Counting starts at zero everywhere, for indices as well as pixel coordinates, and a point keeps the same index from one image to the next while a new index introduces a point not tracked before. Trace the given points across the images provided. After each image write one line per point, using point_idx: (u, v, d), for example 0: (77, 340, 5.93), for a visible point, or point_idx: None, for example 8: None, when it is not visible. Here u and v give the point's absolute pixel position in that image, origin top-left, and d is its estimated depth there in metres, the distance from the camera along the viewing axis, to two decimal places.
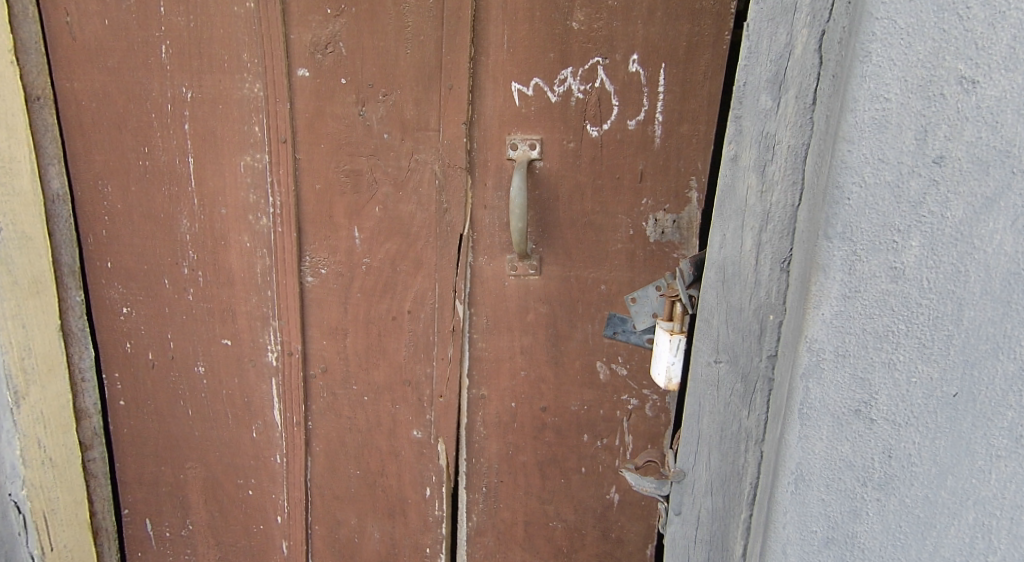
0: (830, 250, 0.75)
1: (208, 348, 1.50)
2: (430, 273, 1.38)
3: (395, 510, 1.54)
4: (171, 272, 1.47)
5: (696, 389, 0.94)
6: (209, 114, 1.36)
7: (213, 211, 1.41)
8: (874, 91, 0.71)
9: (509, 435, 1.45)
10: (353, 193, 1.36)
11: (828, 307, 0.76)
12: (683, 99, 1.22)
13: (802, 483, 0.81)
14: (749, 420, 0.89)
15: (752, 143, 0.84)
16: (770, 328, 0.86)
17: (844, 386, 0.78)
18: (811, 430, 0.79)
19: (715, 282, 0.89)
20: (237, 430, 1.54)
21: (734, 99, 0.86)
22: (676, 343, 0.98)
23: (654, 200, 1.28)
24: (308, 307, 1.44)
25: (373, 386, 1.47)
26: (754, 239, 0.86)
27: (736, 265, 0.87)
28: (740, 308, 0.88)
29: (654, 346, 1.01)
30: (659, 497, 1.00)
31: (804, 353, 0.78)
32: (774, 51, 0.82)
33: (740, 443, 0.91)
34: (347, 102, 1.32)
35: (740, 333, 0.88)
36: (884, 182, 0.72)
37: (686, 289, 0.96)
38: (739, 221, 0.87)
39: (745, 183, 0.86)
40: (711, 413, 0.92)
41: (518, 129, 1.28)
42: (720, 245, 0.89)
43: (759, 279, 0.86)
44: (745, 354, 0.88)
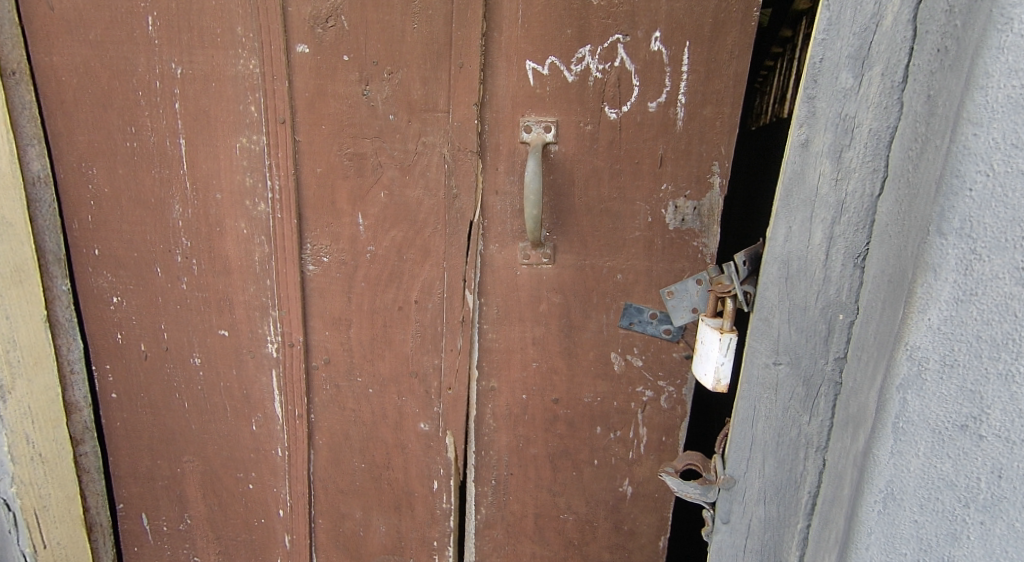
0: (942, 249, 0.73)
1: (205, 338, 1.43)
2: (438, 261, 1.31)
3: (402, 503, 1.50)
4: (163, 259, 1.39)
5: (752, 392, 0.97)
6: (200, 92, 1.27)
7: (207, 196, 1.34)
8: (1011, 65, 0.69)
9: (520, 427, 1.41)
10: (356, 177, 1.29)
11: (936, 313, 0.74)
12: (708, 80, 1.16)
13: (893, 502, 0.80)
14: (809, 426, 0.92)
15: (829, 127, 0.85)
16: (839, 328, 0.88)
17: (946, 398, 0.76)
18: (906, 446, 0.78)
19: (778, 277, 0.92)
20: (237, 423, 1.49)
21: (809, 76, 0.87)
22: (725, 342, 0.97)
23: (674, 186, 1.21)
24: (309, 297, 1.38)
25: (378, 378, 1.41)
26: (824, 231, 0.87)
27: (802, 260, 0.89)
28: (805, 307, 0.90)
29: (702, 343, 1.00)
30: (705, 503, 1.06)
31: (904, 362, 0.76)
32: (859, 23, 0.82)
33: (799, 450, 0.93)
34: (350, 81, 1.24)
35: (804, 333, 0.90)
36: (1014, 170, 0.71)
37: (741, 285, 0.98)
38: (809, 213, 0.88)
39: (818, 170, 0.87)
40: (768, 419, 0.96)
41: (533, 111, 1.21)
42: (785, 238, 0.91)
43: (830, 276, 0.87)
44: (809, 356, 0.90)
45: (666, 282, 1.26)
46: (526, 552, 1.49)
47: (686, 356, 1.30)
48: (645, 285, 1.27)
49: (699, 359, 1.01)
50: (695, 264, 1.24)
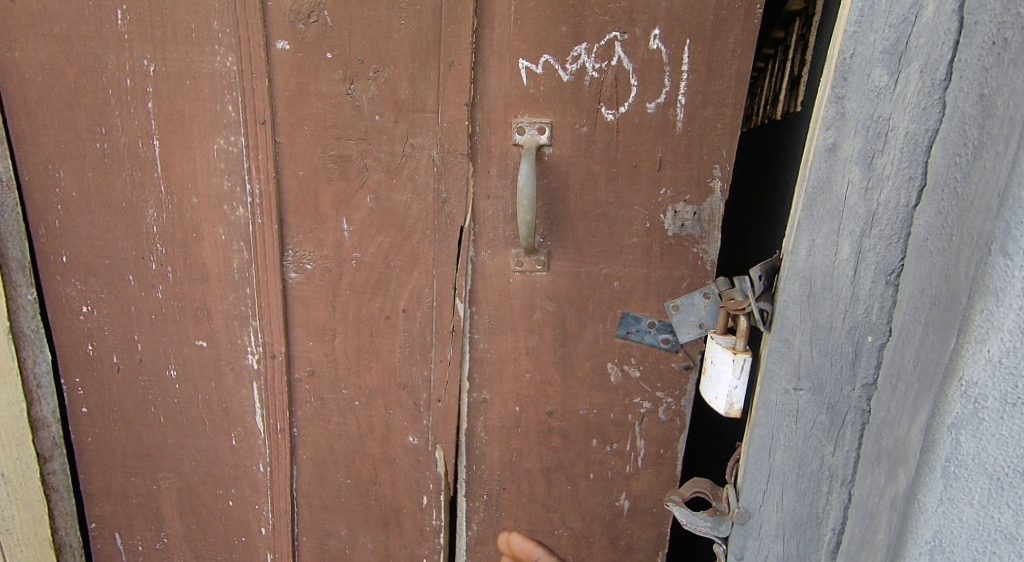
0: (1007, 272, 0.68)
1: (181, 349, 1.37)
2: (427, 269, 1.25)
3: (390, 520, 1.44)
4: (136, 267, 1.32)
5: (770, 420, 0.93)
6: (174, 90, 1.21)
7: (182, 201, 1.27)
8: None
9: (512, 440, 1.36)
10: (341, 180, 1.22)
11: (997, 345, 0.70)
12: (709, 79, 1.10)
13: (940, 554, 0.75)
14: (834, 456, 0.89)
15: (860, 129, 0.81)
16: (868, 351, 0.84)
17: (1006, 441, 0.71)
18: (957, 493, 0.74)
19: (800, 295, 0.88)
20: (216, 437, 1.42)
21: (839, 73, 0.82)
22: (738, 364, 0.92)
23: (674, 190, 1.16)
24: (292, 306, 1.31)
25: (364, 390, 1.35)
26: (853, 246, 0.83)
27: (828, 277, 0.85)
28: (830, 328, 0.86)
29: (713, 364, 0.95)
30: (717, 538, 1.01)
31: (957, 400, 0.72)
32: (896, 13, 0.78)
33: (822, 483, 0.90)
34: (333, 79, 1.17)
35: (828, 356, 0.86)
36: None
37: (757, 302, 0.92)
38: (836, 225, 0.84)
39: (846, 177, 0.83)
40: (786, 449, 0.92)
41: (526, 112, 1.15)
42: (808, 252, 0.87)
43: (858, 293, 0.83)
44: (834, 383, 0.87)
45: (665, 290, 1.22)
46: None
47: (686, 368, 1.26)
48: (642, 292, 1.22)
49: (710, 381, 0.97)
50: (695, 272, 1.19)
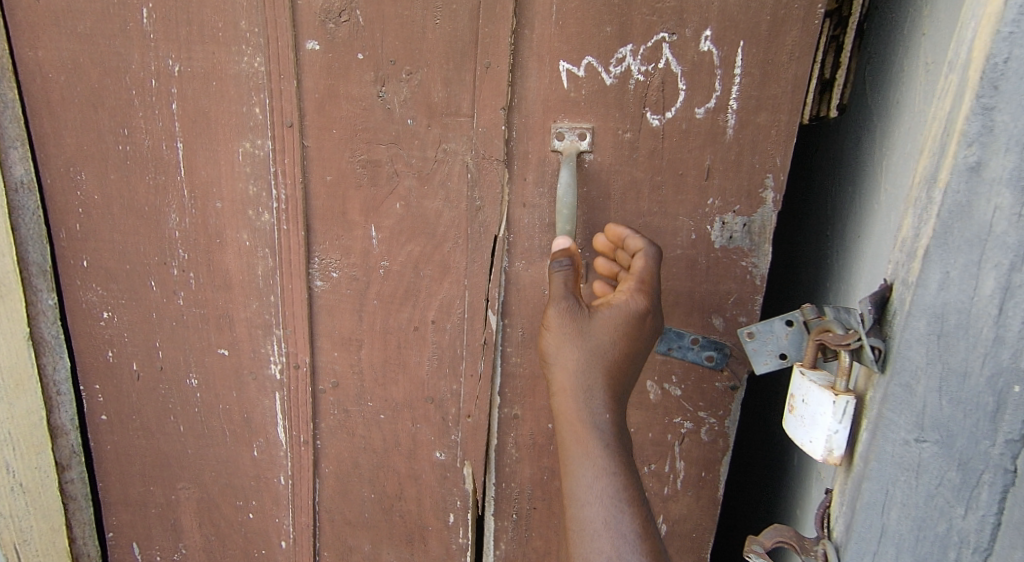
0: None
1: (203, 357, 1.33)
2: (458, 279, 1.20)
3: (414, 536, 1.39)
4: (159, 273, 1.28)
5: (883, 474, 0.82)
6: (200, 92, 1.16)
7: (207, 204, 1.23)
8: None
9: (544, 458, 1.30)
10: (370, 186, 1.17)
11: None
12: (763, 83, 1.03)
13: None
14: (965, 519, 0.80)
15: (1015, 146, 0.71)
16: (1013, 401, 0.75)
17: None
18: None
19: (928, 336, 0.77)
20: (237, 448, 1.38)
21: (987, 81, 0.71)
22: (840, 407, 0.83)
23: (722, 201, 1.10)
24: (317, 316, 1.26)
25: (391, 404, 1.30)
26: (999, 280, 0.73)
27: (964, 316, 0.75)
28: (965, 374, 0.76)
29: (805, 404, 0.85)
30: None
31: None
32: None
33: (948, 549, 0.81)
34: (365, 81, 1.12)
35: (962, 405, 0.77)
36: None
37: (869, 338, 0.80)
38: (977, 257, 0.74)
39: (993, 203, 0.72)
40: (904, 510, 0.82)
41: (566, 116, 1.09)
42: (939, 287, 0.76)
43: (1003, 335, 0.74)
44: (965, 435, 0.78)
45: (710, 305, 1.16)
46: None
47: (731, 388, 1.20)
48: (685, 307, 1.17)
49: (799, 421, 0.87)
50: (743, 287, 1.14)
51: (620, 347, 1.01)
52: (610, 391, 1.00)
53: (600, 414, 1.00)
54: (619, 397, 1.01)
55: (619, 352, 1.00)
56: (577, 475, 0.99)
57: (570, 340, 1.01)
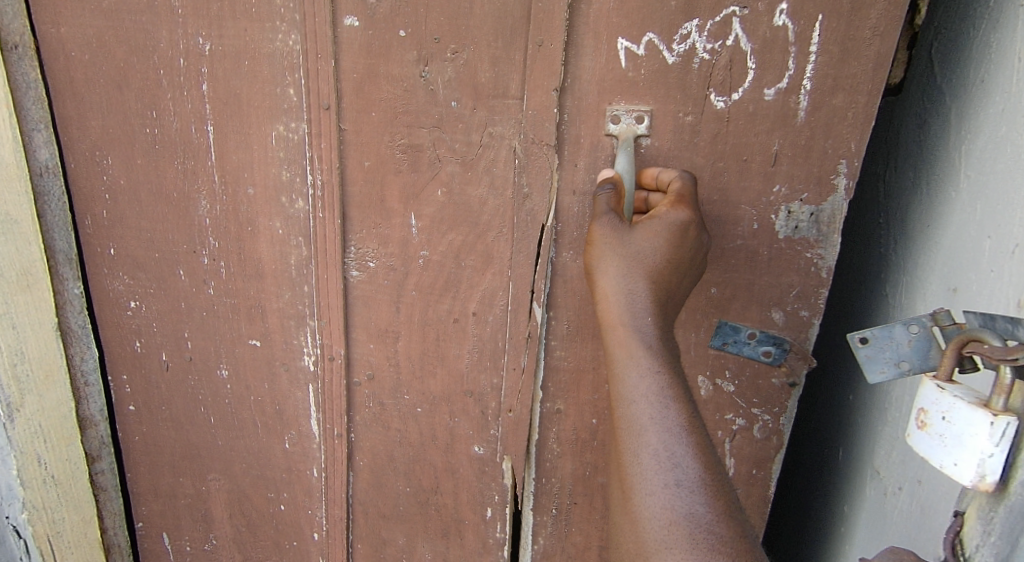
0: None
1: (234, 348, 1.28)
2: (502, 270, 1.13)
3: (450, 530, 1.32)
4: (187, 262, 1.25)
5: None
6: (231, 72, 1.12)
7: (237, 191, 1.19)
8: None
9: (586, 453, 1.23)
10: (410, 172, 1.12)
11: None
12: (841, 62, 0.97)
13: None
14: None
15: None
16: None
17: None
18: None
19: None
20: (269, 440, 1.32)
21: None
22: (999, 430, 0.66)
23: (789, 188, 1.03)
24: (353, 307, 1.21)
25: (428, 397, 1.23)
26: None
27: None
28: None
29: (949, 422, 0.70)
30: None
31: None
32: None
33: None
34: (406, 61, 1.07)
35: None
36: None
37: None
38: None
39: None
40: None
41: (623, 98, 1.03)
42: None
43: None
44: None
45: (770, 299, 1.09)
46: None
47: (788, 384, 1.13)
48: (743, 300, 1.10)
49: (936, 440, 0.72)
50: (807, 280, 1.07)
51: (663, 256, 0.97)
52: (654, 292, 0.95)
53: (644, 317, 0.95)
54: (663, 301, 0.96)
55: (662, 254, 0.96)
56: (622, 377, 0.93)
57: (612, 254, 0.98)
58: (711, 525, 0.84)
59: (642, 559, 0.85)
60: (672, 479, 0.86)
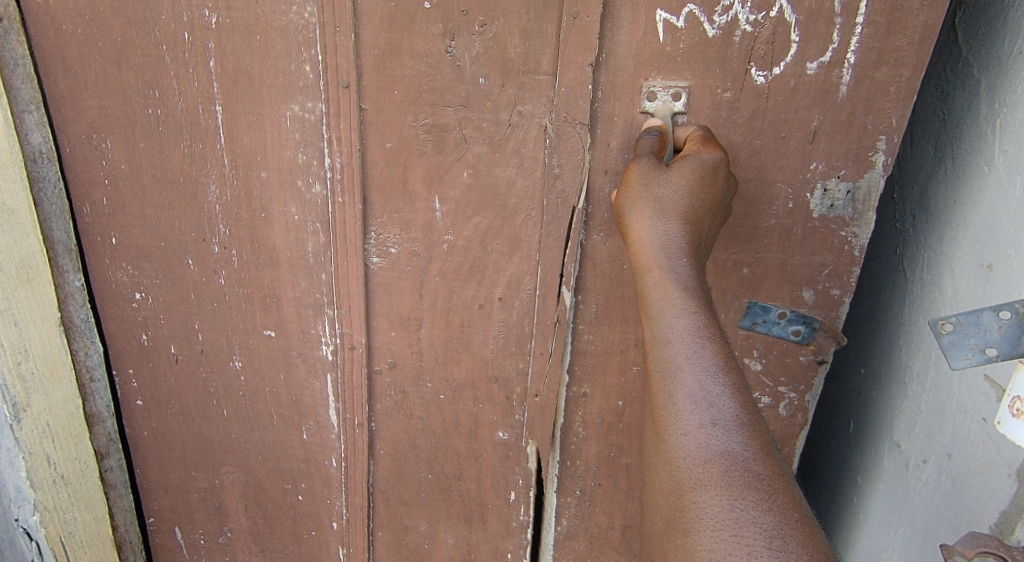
0: None
1: (247, 339, 1.24)
2: (530, 253, 1.09)
3: (473, 515, 1.25)
4: (196, 251, 1.20)
5: None
6: (241, 47, 1.07)
7: (249, 175, 1.15)
8: None
9: (612, 435, 1.16)
10: (435, 153, 1.08)
11: None
12: (888, 32, 0.93)
13: None
14: None
15: None
16: None
17: None
18: None
19: None
20: (285, 432, 1.28)
21: None
22: None
23: (827, 164, 1.00)
24: (373, 294, 1.16)
25: (451, 384, 1.18)
26: None
27: None
28: None
29: None
30: None
31: None
32: None
33: None
34: (431, 35, 1.03)
35: None
36: None
37: None
38: None
39: None
40: None
41: (660, 73, 0.99)
42: None
43: None
44: None
45: (802, 278, 1.06)
46: None
47: (815, 361, 1.09)
48: (775, 279, 1.06)
49: None
50: (839, 258, 1.04)
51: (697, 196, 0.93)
52: (689, 233, 0.91)
53: (679, 258, 0.90)
54: (697, 242, 0.92)
55: (694, 195, 0.91)
56: (656, 318, 0.88)
57: (645, 198, 0.94)
58: (749, 462, 0.78)
59: (677, 497, 0.80)
60: (708, 417, 0.80)
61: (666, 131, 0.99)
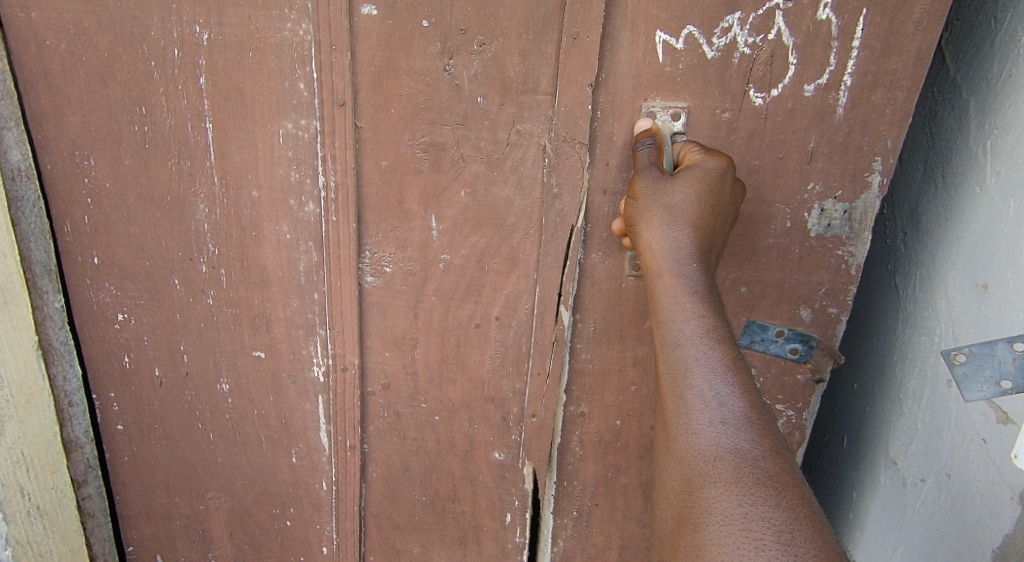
0: None
1: (235, 360, 1.20)
2: (527, 272, 1.08)
3: (468, 537, 1.23)
4: (183, 270, 1.17)
5: None
6: (233, 63, 1.05)
7: (240, 193, 1.12)
8: None
9: (610, 454, 1.16)
10: (432, 172, 1.07)
11: None
12: (883, 57, 0.95)
13: None
14: None
15: None
16: None
17: None
18: None
19: None
20: (274, 455, 1.24)
21: None
22: None
23: (824, 185, 1.01)
24: (367, 314, 1.14)
25: (446, 405, 1.16)
26: None
27: None
28: None
29: None
30: None
31: None
32: None
33: None
34: (429, 53, 1.02)
35: None
36: None
37: None
38: None
39: None
40: None
41: (660, 93, 1.00)
42: None
43: None
44: None
45: (799, 297, 1.06)
46: None
47: (813, 380, 1.10)
48: (773, 298, 1.07)
49: None
50: (836, 277, 1.05)
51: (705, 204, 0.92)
52: (700, 239, 0.91)
53: (690, 263, 0.90)
54: (707, 249, 0.92)
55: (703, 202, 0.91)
56: (667, 323, 0.88)
57: (656, 207, 0.93)
58: (759, 459, 0.79)
59: (689, 492, 0.81)
60: (716, 416, 0.81)
61: (661, 138, 0.99)
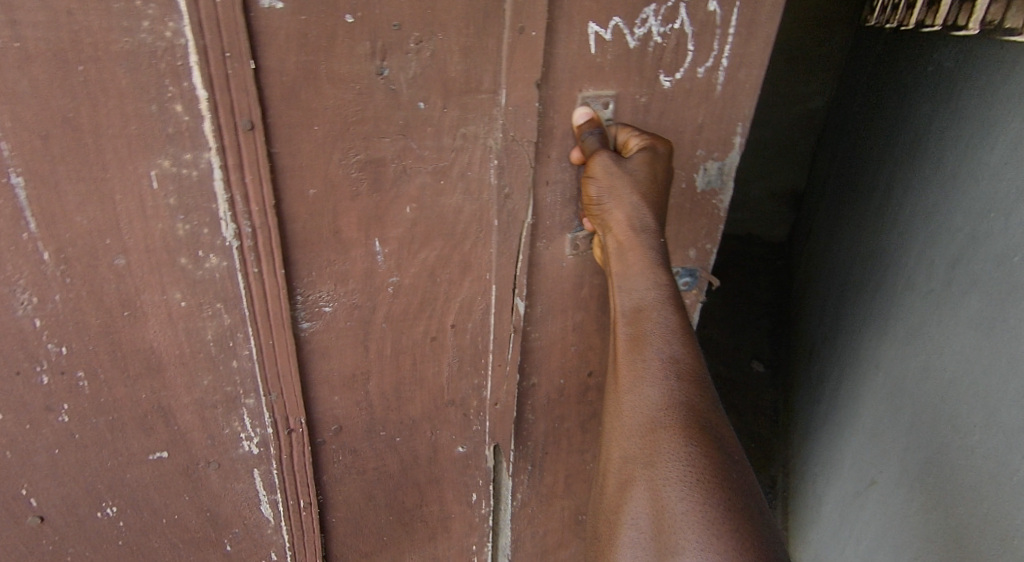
0: None
1: (127, 475, 0.93)
2: (481, 274, 1.01)
3: (437, 531, 1.22)
4: (13, 393, 0.82)
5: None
6: (49, 86, 0.69)
7: (96, 269, 0.79)
8: None
9: (556, 409, 1.21)
10: (370, 194, 0.88)
11: None
12: (744, 44, 1.00)
13: None
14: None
15: None
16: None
17: None
18: None
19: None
20: (202, 552, 1.03)
21: None
22: None
23: (706, 150, 1.08)
24: (308, 364, 0.96)
25: (406, 424, 1.08)
26: None
27: None
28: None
29: None
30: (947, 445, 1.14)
31: None
32: None
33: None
34: (356, 55, 0.80)
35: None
36: None
37: None
38: None
39: None
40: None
41: (592, 83, 0.95)
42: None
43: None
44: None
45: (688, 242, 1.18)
46: (557, 512, 1.34)
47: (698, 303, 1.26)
48: None
49: None
50: (713, 220, 1.17)
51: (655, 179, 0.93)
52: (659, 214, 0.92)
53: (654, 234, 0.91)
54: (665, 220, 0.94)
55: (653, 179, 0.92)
56: (626, 286, 0.90)
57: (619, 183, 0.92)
58: (707, 417, 0.79)
59: (635, 446, 0.80)
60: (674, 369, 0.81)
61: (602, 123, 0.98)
